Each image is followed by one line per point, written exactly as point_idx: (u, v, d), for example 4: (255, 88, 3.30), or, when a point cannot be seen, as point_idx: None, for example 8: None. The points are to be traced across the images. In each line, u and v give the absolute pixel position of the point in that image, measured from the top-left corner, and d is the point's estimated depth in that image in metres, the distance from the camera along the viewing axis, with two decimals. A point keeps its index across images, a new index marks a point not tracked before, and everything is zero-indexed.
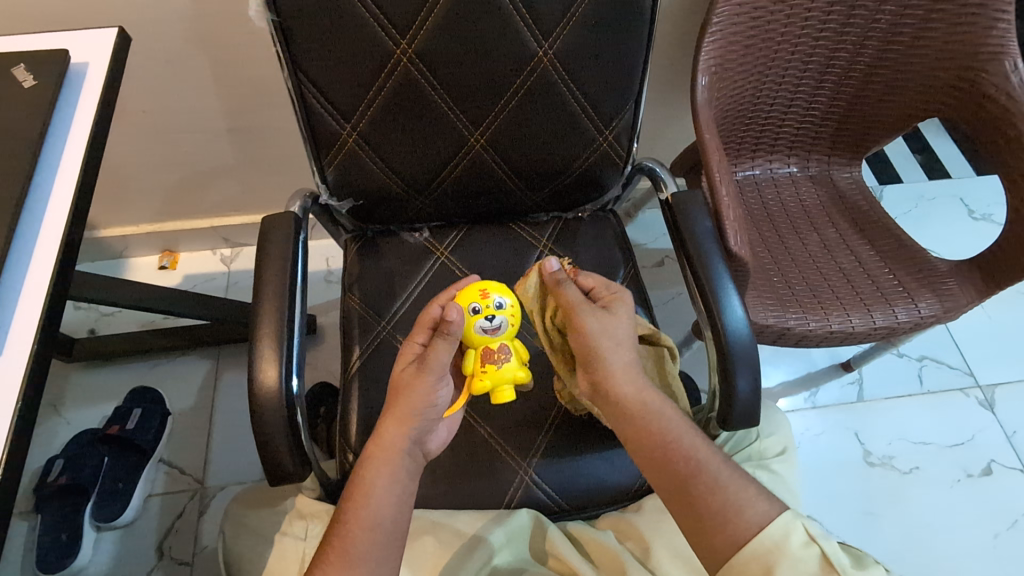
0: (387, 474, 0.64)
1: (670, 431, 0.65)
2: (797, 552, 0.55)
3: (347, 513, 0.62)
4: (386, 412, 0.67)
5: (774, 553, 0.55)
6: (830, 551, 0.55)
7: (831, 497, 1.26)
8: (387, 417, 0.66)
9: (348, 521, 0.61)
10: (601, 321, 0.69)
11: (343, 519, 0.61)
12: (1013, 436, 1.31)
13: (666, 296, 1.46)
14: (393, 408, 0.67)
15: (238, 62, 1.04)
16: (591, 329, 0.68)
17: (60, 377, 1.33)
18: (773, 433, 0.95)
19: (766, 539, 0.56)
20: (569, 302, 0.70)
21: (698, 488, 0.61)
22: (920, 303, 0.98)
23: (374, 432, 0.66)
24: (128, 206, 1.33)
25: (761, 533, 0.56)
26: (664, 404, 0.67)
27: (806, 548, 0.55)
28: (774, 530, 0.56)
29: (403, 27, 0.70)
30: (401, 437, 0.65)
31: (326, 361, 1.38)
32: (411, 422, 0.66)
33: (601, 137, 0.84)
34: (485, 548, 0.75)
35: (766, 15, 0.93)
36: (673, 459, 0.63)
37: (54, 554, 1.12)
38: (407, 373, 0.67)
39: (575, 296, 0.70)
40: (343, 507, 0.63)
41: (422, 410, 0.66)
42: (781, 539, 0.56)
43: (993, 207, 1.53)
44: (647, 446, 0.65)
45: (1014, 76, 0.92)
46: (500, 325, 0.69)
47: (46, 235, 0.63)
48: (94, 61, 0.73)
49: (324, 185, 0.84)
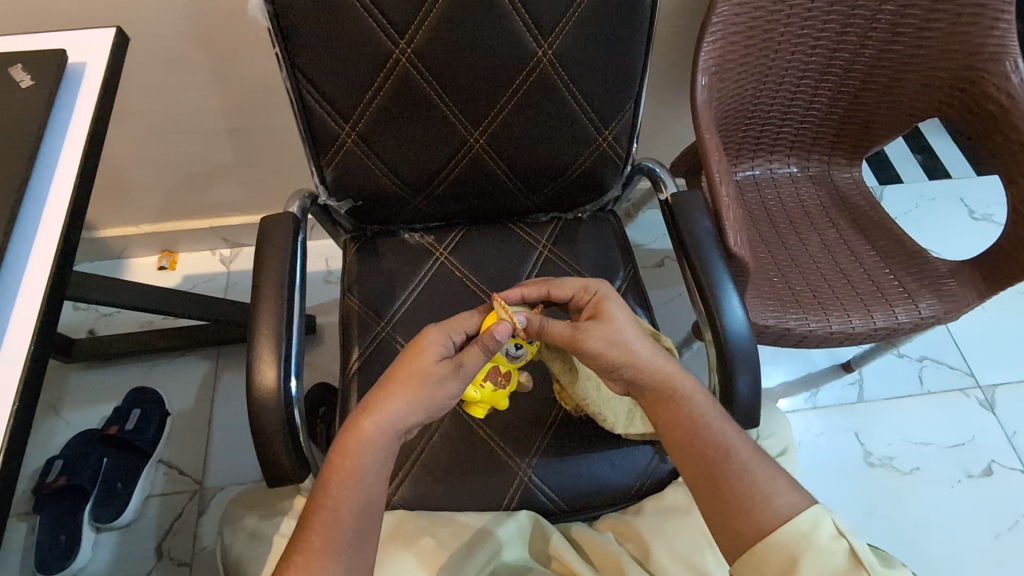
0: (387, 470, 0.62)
1: (703, 416, 0.64)
2: (824, 545, 0.55)
3: (333, 497, 0.59)
4: (397, 392, 0.62)
5: (801, 545, 0.55)
6: (860, 548, 0.55)
7: (832, 498, 1.26)
8: (397, 395, 0.62)
9: (336, 506, 0.59)
10: (604, 333, 0.65)
11: (329, 504, 0.59)
12: (1013, 436, 1.31)
13: (666, 296, 1.45)
14: (406, 391, 0.62)
15: (237, 62, 1.04)
16: (601, 350, 0.65)
17: (59, 377, 1.33)
18: (774, 433, 0.95)
19: (795, 528, 0.55)
20: (563, 338, 0.65)
21: (725, 475, 0.60)
22: (920, 304, 0.98)
23: (379, 402, 0.62)
24: (127, 206, 1.32)
25: (789, 522, 0.56)
26: (695, 386, 0.66)
27: (835, 541, 0.55)
28: (803, 522, 0.56)
29: (402, 27, 0.70)
30: (405, 421, 0.62)
31: (325, 361, 1.37)
32: (425, 402, 0.62)
33: (601, 137, 0.84)
34: (494, 540, 0.76)
35: (766, 15, 0.92)
36: (697, 450, 0.62)
37: (53, 554, 1.12)
38: (438, 369, 0.63)
39: (564, 326, 0.65)
40: (322, 486, 0.60)
41: (431, 407, 0.63)
42: (809, 530, 0.55)
43: (993, 207, 1.53)
44: (675, 428, 0.64)
45: (1015, 76, 0.92)
46: (520, 354, 0.71)
47: (44, 236, 0.63)
48: (93, 61, 0.72)
49: (322, 186, 0.84)
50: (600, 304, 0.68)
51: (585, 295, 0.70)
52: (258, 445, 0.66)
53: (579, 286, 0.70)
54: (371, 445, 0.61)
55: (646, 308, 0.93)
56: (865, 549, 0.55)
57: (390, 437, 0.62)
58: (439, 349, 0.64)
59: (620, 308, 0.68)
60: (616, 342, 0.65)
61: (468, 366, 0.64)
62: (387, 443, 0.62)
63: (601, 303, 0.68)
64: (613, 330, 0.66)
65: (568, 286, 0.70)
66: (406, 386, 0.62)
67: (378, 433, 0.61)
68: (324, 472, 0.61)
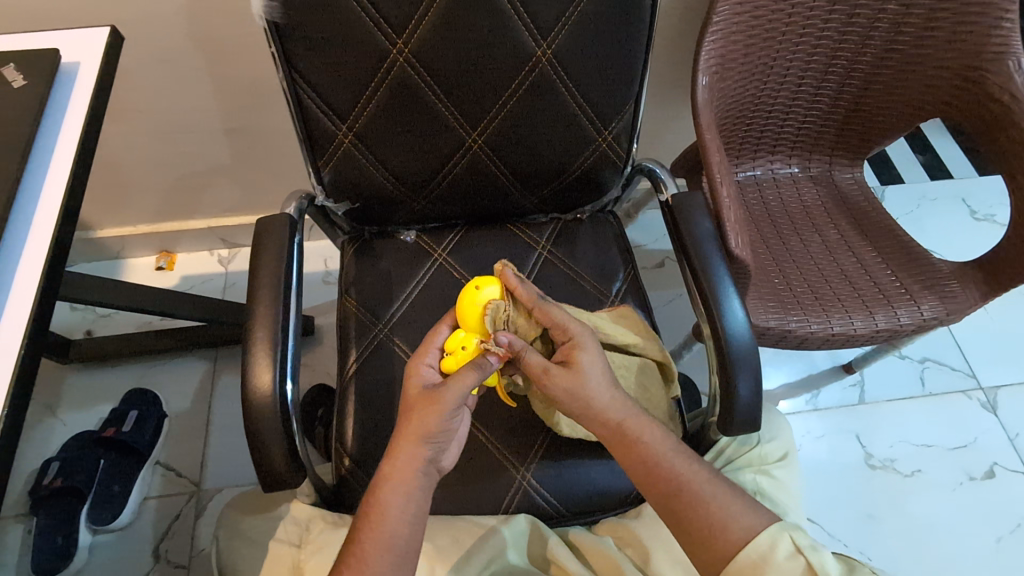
0: (404, 493, 0.62)
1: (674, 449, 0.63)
2: (782, 564, 0.55)
3: (365, 532, 0.60)
4: (406, 421, 0.64)
5: (760, 566, 0.55)
6: (817, 562, 0.55)
7: (833, 503, 1.25)
8: (399, 436, 0.64)
9: (366, 539, 0.60)
10: (566, 385, 0.65)
11: (363, 541, 0.60)
12: (1015, 438, 1.30)
13: (666, 297, 1.45)
14: (404, 427, 0.64)
15: (233, 63, 1.03)
16: (559, 398, 0.66)
17: (54, 378, 1.32)
18: (775, 437, 0.92)
19: (753, 550, 0.56)
20: (533, 373, 0.66)
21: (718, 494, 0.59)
22: (922, 305, 0.97)
23: (389, 450, 0.63)
24: (124, 207, 1.32)
25: (747, 546, 0.57)
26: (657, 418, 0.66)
27: (792, 559, 0.55)
28: (761, 541, 0.57)
29: (399, 26, 0.69)
30: (420, 448, 0.63)
31: (323, 361, 1.37)
32: (438, 421, 0.63)
33: (600, 137, 0.83)
34: (486, 553, 0.74)
35: (767, 15, 0.92)
36: (658, 479, 0.63)
37: (50, 557, 1.11)
38: (420, 396, 0.64)
39: (538, 363, 0.66)
40: (358, 521, 0.62)
41: (432, 435, 0.63)
42: (767, 549, 0.56)
43: (995, 207, 1.52)
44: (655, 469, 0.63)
45: (1019, 76, 0.91)
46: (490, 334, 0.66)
47: (35, 237, 0.62)
48: (86, 60, 0.72)
49: (319, 186, 0.83)
50: (573, 352, 0.66)
51: (563, 334, 0.67)
52: (254, 449, 0.65)
53: (559, 324, 0.67)
54: (403, 480, 0.62)
55: (646, 310, 0.93)
56: (823, 561, 0.55)
57: (417, 470, 0.63)
58: (425, 375, 0.65)
59: (590, 332, 0.67)
60: (576, 396, 0.65)
61: (456, 390, 0.62)
62: (418, 476, 0.63)
63: (575, 346, 0.66)
64: (578, 383, 0.65)
65: (554, 315, 0.67)
66: (437, 398, 0.62)
67: (404, 469, 0.62)
68: (362, 510, 0.62)
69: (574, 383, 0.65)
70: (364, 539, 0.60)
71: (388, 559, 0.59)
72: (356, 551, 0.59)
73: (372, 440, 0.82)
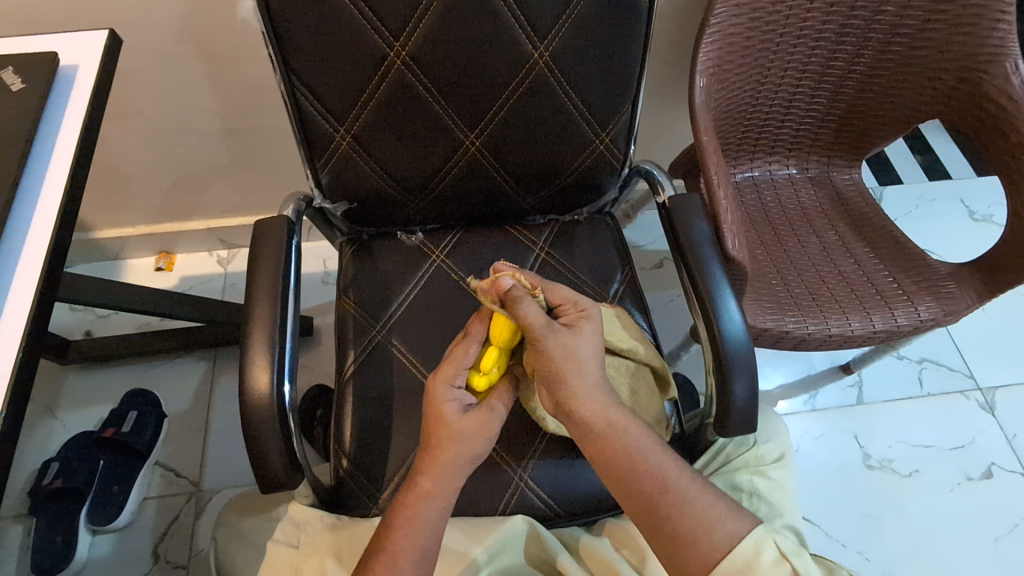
0: (433, 504, 0.64)
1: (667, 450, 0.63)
2: (768, 570, 0.56)
3: (393, 541, 0.62)
4: (442, 444, 0.64)
5: (746, 573, 0.57)
6: (800, 567, 0.57)
7: (831, 505, 1.25)
8: (430, 453, 0.64)
9: (394, 548, 0.62)
10: (562, 342, 0.62)
11: (392, 548, 0.62)
12: (1013, 438, 1.30)
13: (665, 297, 1.45)
14: (438, 448, 0.64)
15: (232, 64, 1.03)
16: (552, 353, 0.62)
17: (54, 378, 1.33)
18: (772, 438, 0.92)
19: (737, 558, 0.57)
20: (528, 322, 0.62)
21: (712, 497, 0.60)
22: (920, 307, 0.97)
23: (422, 465, 0.65)
24: (124, 208, 1.32)
25: (731, 553, 0.58)
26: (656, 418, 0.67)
27: (776, 566, 0.57)
28: (746, 548, 0.58)
29: (397, 29, 0.69)
30: (459, 469, 0.65)
31: (322, 362, 1.37)
32: (481, 444, 0.65)
33: (598, 139, 0.84)
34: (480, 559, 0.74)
35: (765, 16, 0.92)
36: None
37: (49, 557, 1.11)
38: (457, 419, 0.64)
39: (536, 314, 0.62)
40: (382, 531, 0.63)
41: (469, 455, 0.65)
42: (752, 557, 0.57)
43: (993, 207, 1.52)
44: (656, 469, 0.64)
45: (1015, 78, 0.91)
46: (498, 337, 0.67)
47: (34, 240, 0.63)
48: (85, 63, 0.72)
49: (318, 188, 0.83)
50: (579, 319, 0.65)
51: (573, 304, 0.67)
52: (252, 451, 0.65)
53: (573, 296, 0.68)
54: (434, 494, 0.64)
55: (643, 311, 0.93)
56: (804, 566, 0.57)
57: (451, 484, 0.65)
58: (455, 403, 0.65)
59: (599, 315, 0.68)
60: (568, 358, 0.62)
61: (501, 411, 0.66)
62: (451, 491, 0.65)
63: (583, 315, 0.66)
64: (573, 343, 0.62)
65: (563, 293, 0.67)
66: (484, 424, 0.64)
67: (436, 483, 0.64)
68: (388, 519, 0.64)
69: (569, 341, 0.62)
70: (392, 548, 0.62)
71: (415, 565, 0.62)
72: (385, 559, 0.61)
73: (370, 442, 0.82)
